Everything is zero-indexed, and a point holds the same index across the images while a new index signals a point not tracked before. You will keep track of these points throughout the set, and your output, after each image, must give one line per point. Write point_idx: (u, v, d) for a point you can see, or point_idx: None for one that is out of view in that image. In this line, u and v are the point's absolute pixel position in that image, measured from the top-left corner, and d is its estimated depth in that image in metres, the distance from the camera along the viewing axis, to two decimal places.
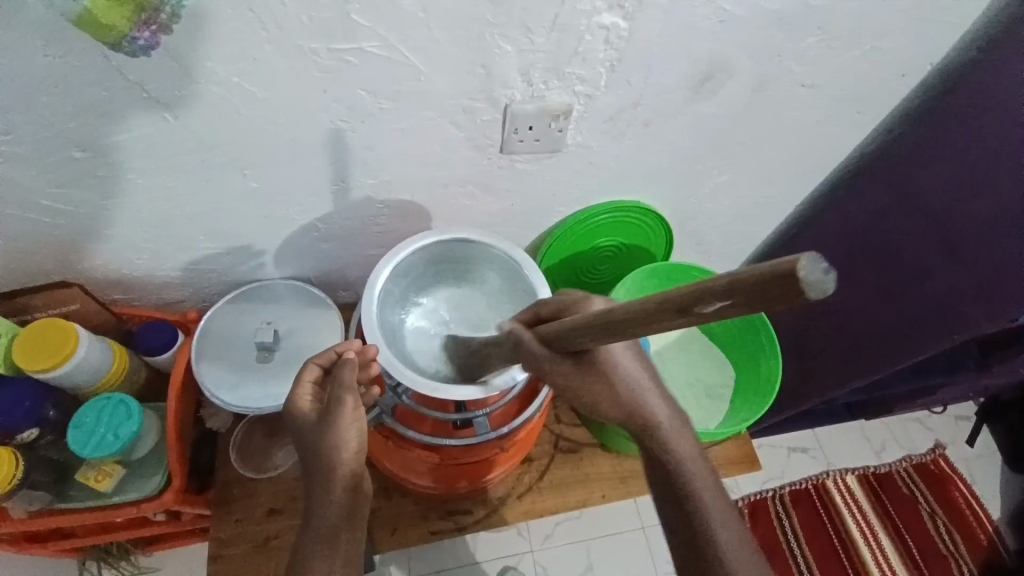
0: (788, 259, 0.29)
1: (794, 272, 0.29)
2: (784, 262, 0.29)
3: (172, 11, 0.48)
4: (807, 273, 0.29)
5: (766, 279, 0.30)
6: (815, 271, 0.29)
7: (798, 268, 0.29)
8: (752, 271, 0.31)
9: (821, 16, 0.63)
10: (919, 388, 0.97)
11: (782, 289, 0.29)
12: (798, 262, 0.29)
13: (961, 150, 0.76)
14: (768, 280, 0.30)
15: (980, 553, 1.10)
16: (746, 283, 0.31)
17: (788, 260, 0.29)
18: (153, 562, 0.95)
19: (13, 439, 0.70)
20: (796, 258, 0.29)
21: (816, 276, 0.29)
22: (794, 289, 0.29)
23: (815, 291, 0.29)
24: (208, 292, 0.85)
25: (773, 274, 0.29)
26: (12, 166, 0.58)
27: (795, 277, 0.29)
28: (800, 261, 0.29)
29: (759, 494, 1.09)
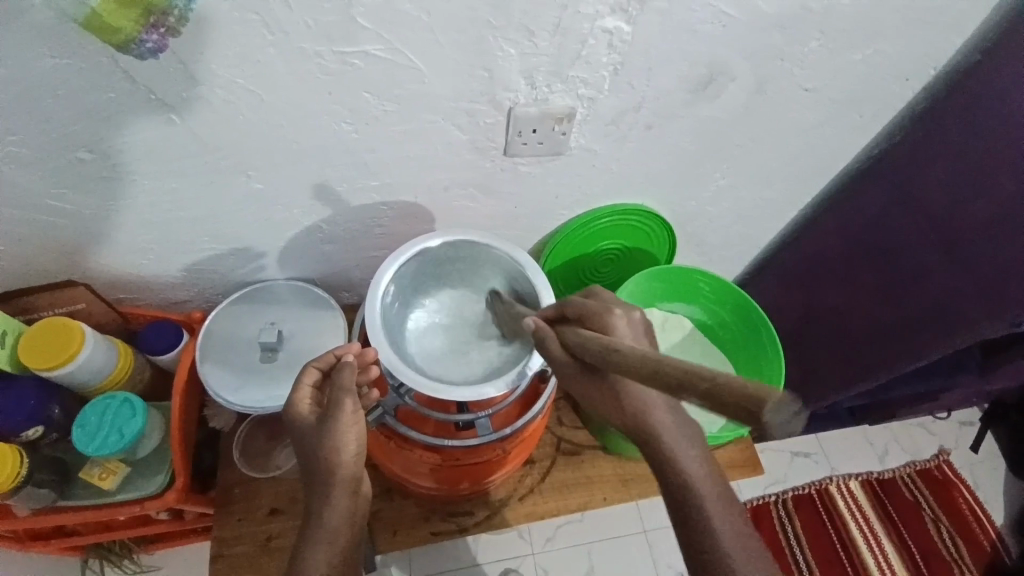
0: (765, 389, 0.29)
1: (762, 406, 0.29)
2: (760, 391, 0.29)
3: (179, 14, 0.49)
4: (774, 413, 0.29)
5: (735, 406, 0.30)
6: (781, 415, 0.29)
7: (767, 414, 0.29)
8: (731, 379, 0.31)
9: (822, 21, 0.63)
10: (923, 393, 0.97)
11: (746, 421, 0.30)
12: (767, 405, 0.29)
13: (965, 149, 0.74)
14: (734, 398, 0.30)
15: (981, 557, 1.12)
16: (719, 400, 0.31)
17: (760, 393, 0.29)
18: (155, 561, 0.96)
19: (17, 437, 0.71)
20: (765, 408, 0.29)
21: (783, 419, 0.29)
22: (758, 425, 0.29)
23: (780, 432, 0.29)
24: (211, 292, 0.86)
25: (743, 398, 0.29)
26: (19, 167, 0.59)
27: (761, 419, 0.29)
28: (773, 398, 0.29)
29: (761, 499, 1.09)
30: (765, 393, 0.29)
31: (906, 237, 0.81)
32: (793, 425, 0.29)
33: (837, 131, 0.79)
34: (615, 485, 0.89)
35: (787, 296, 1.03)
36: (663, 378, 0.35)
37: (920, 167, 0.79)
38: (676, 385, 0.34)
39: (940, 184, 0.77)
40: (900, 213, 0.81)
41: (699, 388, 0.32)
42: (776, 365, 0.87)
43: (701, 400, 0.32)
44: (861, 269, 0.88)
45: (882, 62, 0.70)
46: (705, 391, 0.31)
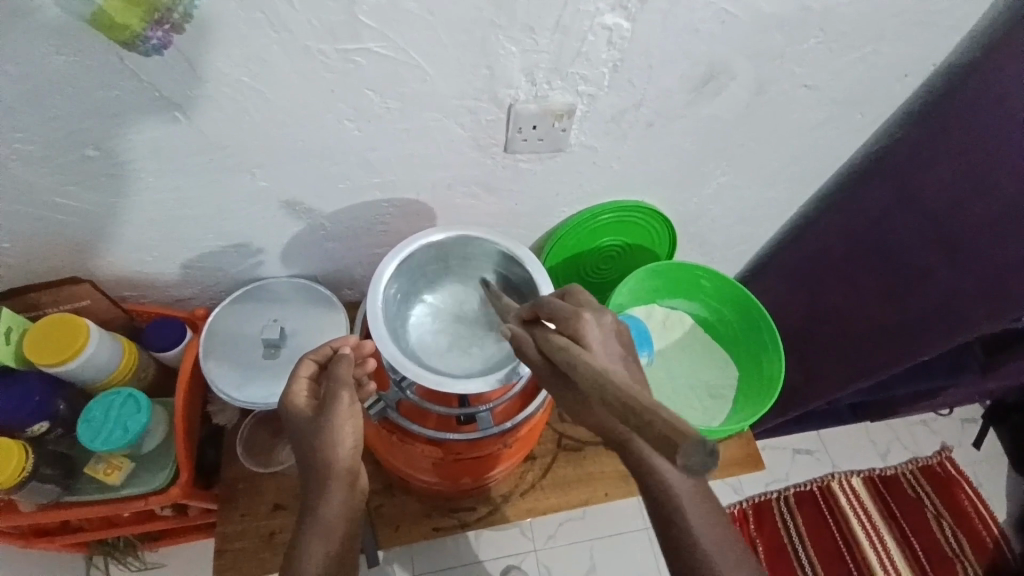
0: (678, 436, 0.28)
1: (677, 450, 0.28)
2: (677, 434, 0.29)
3: (185, 12, 0.49)
4: (688, 456, 0.28)
5: (660, 442, 0.30)
6: (697, 458, 0.28)
7: (681, 459, 0.28)
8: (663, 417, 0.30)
9: (822, 18, 0.63)
10: (924, 391, 0.97)
11: (668, 454, 0.29)
12: (679, 450, 0.28)
13: (961, 150, 0.75)
14: (663, 434, 0.29)
15: (985, 555, 1.12)
16: (650, 434, 0.31)
17: (681, 437, 0.28)
18: (158, 558, 0.96)
19: (23, 433, 0.72)
20: (679, 449, 0.28)
21: (697, 463, 0.28)
22: (678, 468, 0.29)
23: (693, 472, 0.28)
24: (215, 290, 0.86)
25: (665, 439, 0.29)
26: (25, 164, 0.59)
27: (675, 457, 0.28)
28: (686, 445, 0.28)
29: (764, 496, 1.06)
30: (684, 437, 0.28)
31: (904, 234, 0.81)
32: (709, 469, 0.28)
33: (837, 127, 0.80)
34: (617, 481, 0.89)
35: (787, 293, 1.03)
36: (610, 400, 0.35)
37: (920, 163, 0.79)
38: (619, 410, 0.34)
39: (940, 183, 0.77)
40: (900, 210, 0.82)
41: (634, 421, 0.32)
42: (778, 360, 0.87)
43: (640, 429, 0.32)
44: (860, 265, 0.88)
45: (882, 58, 0.71)
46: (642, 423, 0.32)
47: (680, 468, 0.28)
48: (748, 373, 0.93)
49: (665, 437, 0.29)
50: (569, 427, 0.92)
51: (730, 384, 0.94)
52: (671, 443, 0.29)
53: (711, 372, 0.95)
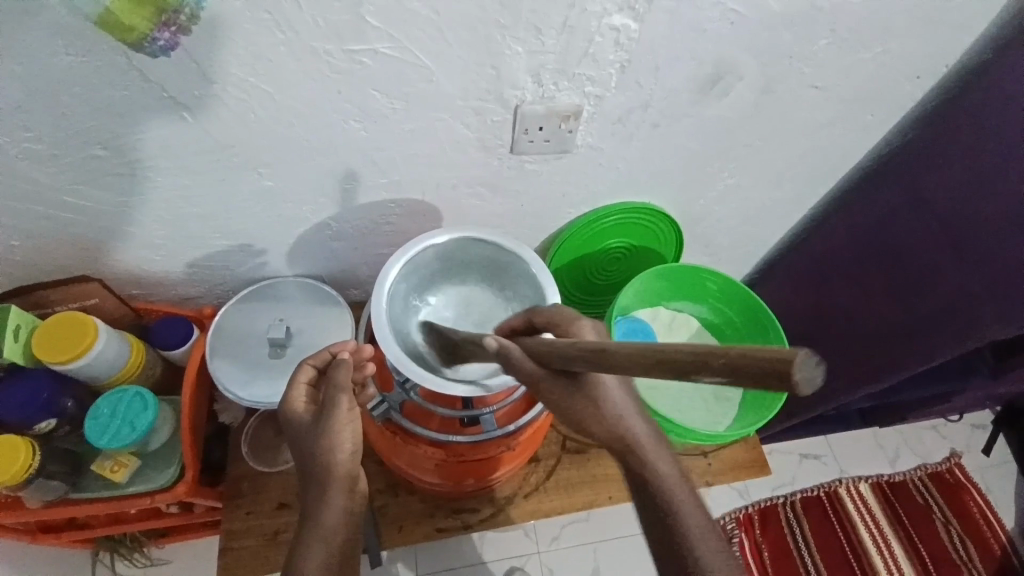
0: (789, 350, 0.29)
1: (789, 366, 0.29)
2: (782, 352, 0.29)
3: (192, 13, 0.49)
4: (803, 374, 0.29)
5: (757, 373, 0.30)
6: (808, 366, 0.29)
7: (795, 369, 0.29)
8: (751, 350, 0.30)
9: (832, 18, 0.63)
10: (934, 396, 0.96)
11: (769, 380, 0.29)
12: (796, 362, 0.29)
13: (975, 150, 0.74)
14: (761, 360, 0.30)
15: (993, 562, 1.08)
16: (741, 371, 0.30)
17: (788, 357, 0.29)
18: (165, 554, 0.97)
19: (30, 430, 0.72)
20: (793, 362, 0.29)
21: (809, 373, 0.29)
22: (787, 387, 0.29)
23: (805, 388, 0.29)
24: (221, 289, 0.87)
25: (774, 357, 0.29)
26: (33, 163, 0.60)
27: (789, 377, 0.29)
28: (798, 355, 0.29)
29: (769, 501, 1.09)
30: (791, 355, 0.29)
31: (913, 237, 0.81)
32: (816, 378, 0.29)
33: (847, 129, 0.79)
34: (622, 483, 0.89)
35: (796, 296, 1.03)
36: (667, 363, 0.34)
37: (927, 169, 0.79)
38: (690, 361, 0.33)
39: (951, 185, 0.76)
40: (911, 212, 0.81)
41: (716, 364, 0.31)
42: None
43: (718, 375, 0.32)
44: (870, 270, 0.87)
45: (893, 58, 0.70)
46: (726, 363, 0.31)
47: (796, 383, 0.29)
48: None
49: (765, 367, 0.29)
50: (574, 429, 0.92)
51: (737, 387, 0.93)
52: (777, 364, 0.29)
53: (718, 376, 0.94)
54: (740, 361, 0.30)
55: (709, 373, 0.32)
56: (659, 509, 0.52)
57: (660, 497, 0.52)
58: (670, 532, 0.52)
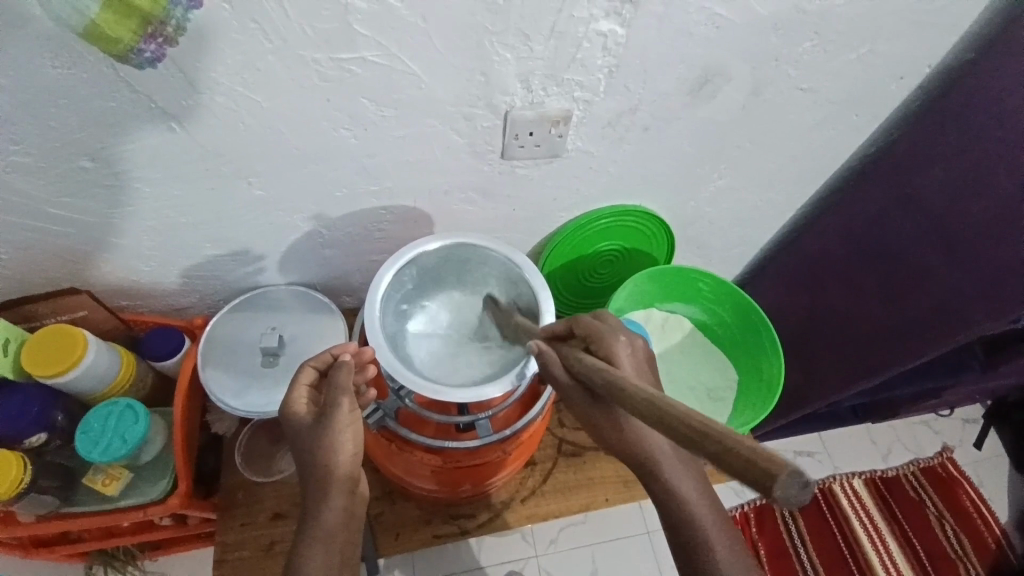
0: (774, 462, 0.28)
1: (771, 480, 0.28)
2: (769, 462, 0.29)
3: (179, 24, 0.49)
4: (787, 492, 0.28)
5: (746, 479, 0.29)
6: (794, 486, 0.28)
7: (777, 489, 0.28)
8: (745, 444, 0.30)
9: (817, 21, 0.63)
10: (924, 393, 0.97)
11: (754, 487, 0.29)
12: (778, 483, 0.28)
13: (960, 149, 0.75)
14: (749, 461, 0.29)
15: (986, 556, 1.11)
16: (732, 469, 0.30)
17: (774, 468, 0.28)
18: (157, 566, 0.95)
19: (20, 445, 0.71)
20: (775, 480, 0.28)
21: (793, 494, 0.28)
22: (767, 498, 0.29)
23: (789, 502, 0.28)
24: (213, 298, 0.86)
25: (756, 465, 0.29)
26: (19, 175, 0.59)
27: (771, 492, 0.28)
28: (782, 472, 0.28)
29: (764, 500, 1.08)
30: (777, 466, 0.28)
31: (901, 235, 0.81)
32: (803, 494, 0.28)
33: (834, 129, 0.80)
34: (618, 486, 0.90)
35: (787, 296, 1.03)
36: (669, 428, 0.35)
37: (917, 167, 0.79)
38: (688, 440, 0.33)
39: (937, 185, 0.77)
40: (900, 211, 0.81)
41: (709, 449, 0.32)
42: (777, 365, 0.87)
43: (711, 461, 0.32)
44: (860, 268, 0.88)
45: (878, 59, 0.71)
46: (717, 454, 0.31)
47: (772, 500, 0.28)
48: (748, 375, 0.93)
49: (750, 477, 0.29)
50: (569, 432, 0.92)
51: (731, 387, 0.94)
52: (762, 474, 0.29)
53: (712, 377, 0.95)
54: (730, 458, 0.30)
55: (705, 456, 0.32)
56: (682, 533, 0.51)
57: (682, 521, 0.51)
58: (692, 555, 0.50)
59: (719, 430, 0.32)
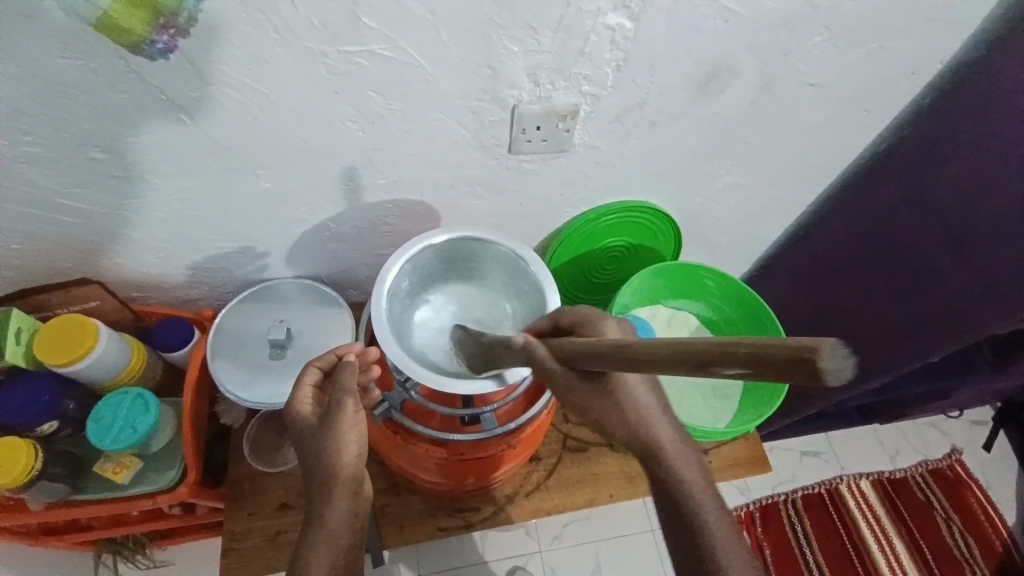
0: (814, 340, 0.28)
1: (816, 355, 0.27)
2: (806, 343, 0.28)
3: (190, 15, 0.50)
4: (834, 363, 0.27)
5: (788, 370, 0.28)
6: (838, 356, 0.28)
7: (825, 361, 0.27)
8: (775, 340, 0.30)
9: (826, 15, 0.63)
10: (933, 393, 0.96)
11: (798, 374, 0.28)
12: (823, 353, 0.27)
13: (971, 145, 0.75)
14: (786, 350, 0.29)
15: (993, 558, 1.10)
16: (769, 365, 0.29)
17: (813, 347, 0.28)
18: (167, 556, 0.97)
19: (32, 432, 0.72)
20: (821, 353, 0.27)
21: (839, 363, 0.27)
22: (818, 377, 0.27)
23: (836, 378, 0.28)
24: (222, 291, 0.87)
25: (796, 350, 0.28)
26: (33, 167, 0.60)
27: (817, 367, 0.27)
28: (824, 345, 0.28)
29: (770, 499, 1.06)
30: (817, 344, 0.28)
31: (909, 235, 0.81)
32: (847, 370, 0.28)
33: (843, 125, 0.79)
34: (622, 482, 0.90)
35: (796, 294, 1.03)
36: (691, 354, 0.33)
37: (928, 165, 0.79)
38: (715, 357, 0.32)
39: (949, 184, 0.76)
40: (909, 210, 0.81)
41: (744, 357, 0.30)
42: None
43: (744, 369, 0.31)
44: (870, 266, 0.88)
45: (888, 55, 0.70)
46: (753, 356, 0.30)
47: (822, 374, 0.27)
48: None
49: (795, 359, 0.28)
50: (573, 427, 0.93)
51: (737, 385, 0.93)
52: (808, 356, 0.28)
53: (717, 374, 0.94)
54: (770, 353, 0.29)
55: (736, 365, 0.31)
56: (681, 518, 0.53)
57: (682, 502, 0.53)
58: (693, 535, 0.53)
59: (741, 338, 0.31)
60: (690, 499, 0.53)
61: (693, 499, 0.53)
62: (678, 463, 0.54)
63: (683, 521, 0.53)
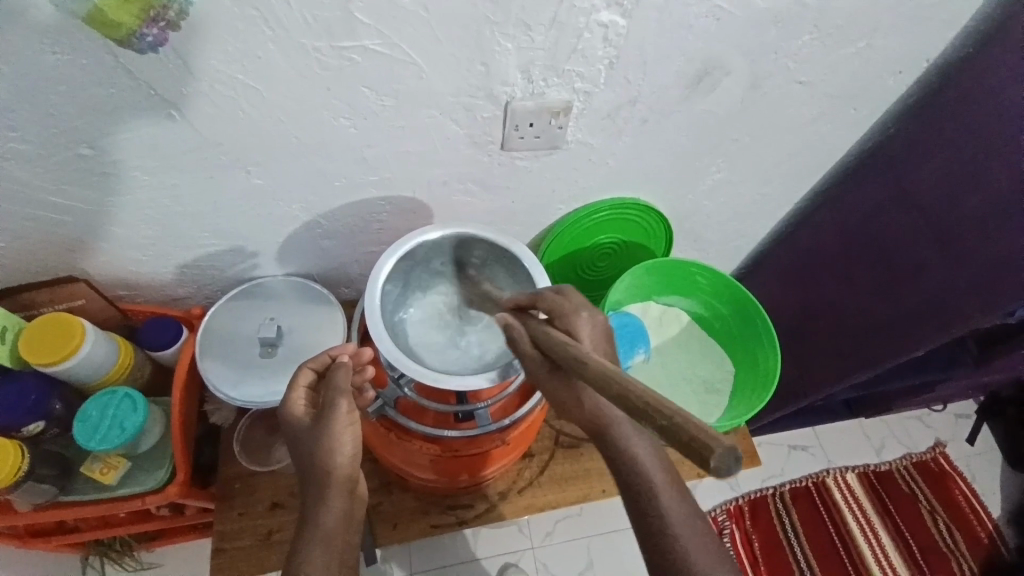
0: (710, 441, 0.31)
1: (707, 457, 0.31)
2: (708, 438, 0.31)
3: (180, 9, 0.49)
4: (719, 464, 0.30)
5: (685, 447, 0.32)
6: (727, 459, 0.31)
7: (714, 461, 0.30)
8: (686, 422, 0.33)
9: (816, 15, 0.64)
10: (918, 385, 0.98)
11: (694, 459, 0.32)
12: (711, 457, 0.30)
13: (955, 141, 0.75)
14: (689, 438, 0.32)
15: (980, 551, 1.12)
16: (675, 440, 0.33)
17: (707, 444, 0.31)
18: (155, 558, 0.95)
19: (18, 433, 0.71)
20: (712, 454, 0.31)
21: (727, 465, 0.30)
22: (704, 469, 0.31)
23: (724, 473, 0.31)
24: (211, 289, 0.86)
25: (695, 444, 0.31)
26: (16, 163, 0.59)
27: (707, 463, 0.31)
28: (716, 449, 0.31)
29: (759, 492, 1.06)
30: (714, 441, 0.31)
31: (897, 231, 0.82)
32: (735, 466, 0.31)
33: (831, 123, 0.80)
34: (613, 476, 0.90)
35: (783, 290, 1.04)
36: (625, 401, 0.37)
37: (911, 159, 0.80)
38: (636, 414, 0.36)
39: (932, 179, 0.78)
40: (897, 206, 0.82)
41: (658, 423, 0.34)
42: (774, 356, 0.87)
43: (658, 431, 0.34)
44: (857, 262, 0.89)
45: (876, 53, 0.71)
46: (663, 427, 0.33)
47: (709, 471, 0.31)
48: (743, 369, 0.93)
49: (692, 443, 0.31)
50: (565, 424, 0.93)
51: (726, 379, 0.94)
52: (700, 448, 0.31)
53: (708, 368, 0.95)
54: (677, 430, 0.33)
55: (653, 428, 0.35)
56: (648, 522, 0.49)
57: (640, 491, 0.49)
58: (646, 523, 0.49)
59: (665, 406, 0.35)
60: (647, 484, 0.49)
61: (654, 492, 0.49)
62: (636, 450, 0.51)
63: (639, 503, 0.49)
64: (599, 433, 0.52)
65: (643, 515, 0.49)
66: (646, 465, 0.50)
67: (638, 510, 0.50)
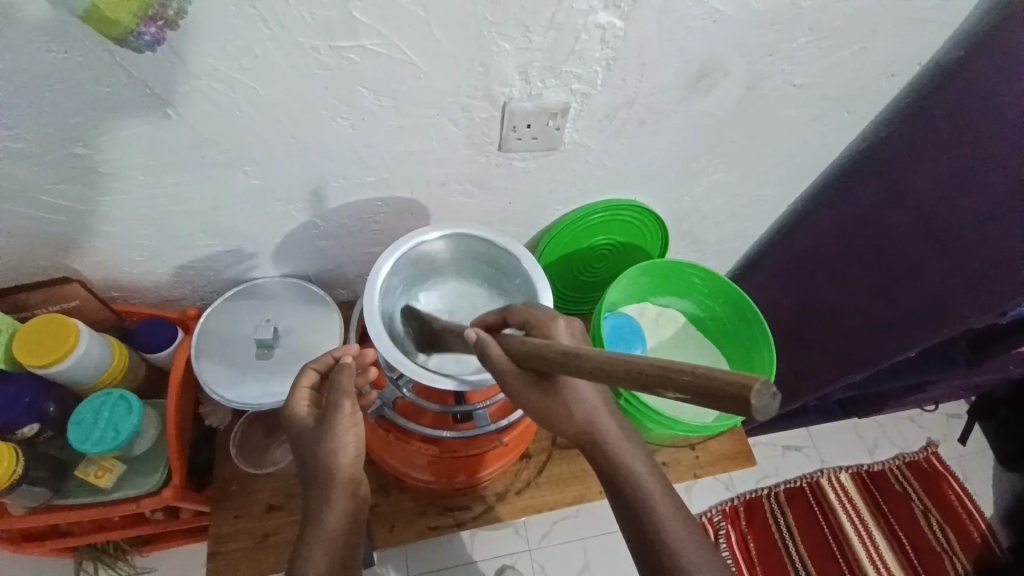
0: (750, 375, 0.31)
1: (748, 394, 0.31)
2: (743, 376, 0.31)
3: (180, 7, 0.49)
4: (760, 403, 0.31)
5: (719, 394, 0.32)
6: (766, 395, 0.31)
7: (755, 396, 0.30)
8: (711, 371, 0.33)
9: (810, 17, 0.65)
10: (911, 385, 0.99)
11: (731, 403, 0.32)
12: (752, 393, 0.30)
13: (951, 142, 0.76)
14: (720, 384, 0.32)
15: (973, 551, 1.13)
16: (704, 392, 0.32)
17: (745, 382, 0.31)
18: (148, 562, 0.96)
19: (13, 435, 0.71)
20: (752, 390, 0.30)
21: (767, 400, 0.31)
22: (744, 412, 0.31)
23: (763, 413, 0.31)
24: (206, 289, 0.86)
25: (732, 387, 0.31)
26: (12, 162, 0.59)
27: (748, 403, 0.31)
28: (757, 382, 0.31)
29: (755, 493, 1.09)
30: (752, 377, 0.31)
31: (892, 231, 0.83)
32: (774, 404, 0.31)
33: (825, 124, 0.81)
34: None
35: (778, 291, 1.05)
36: (637, 374, 0.36)
37: (907, 160, 0.81)
38: (653, 380, 0.35)
39: (927, 180, 0.78)
40: (891, 208, 0.83)
41: (680, 381, 0.34)
42: (768, 356, 0.88)
43: (681, 391, 0.34)
44: (851, 263, 0.90)
45: (869, 56, 0.72)
46: (689, 382, 0.33)
47: (752, 410, 0.31)
48: (738, 369, 0.94)
49: (726, 389, 0.31)
50: None
51: None
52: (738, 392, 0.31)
53: None
54: (707, 380, 0.32)
55: (674, 389, 0.34)
56: (640, 518, 0.56)
57: (636, 499, 0.56)
58: (641, 517, 0.56)
59: (683, 364, 0.34)
60: (639, 490, 0.56)
61: (643, 489, 0.56)
62: (625, 459, 0.57)
63: (631, 506, 0.56)
64: (590, 445, 0.58)
65: (634, 514, 0.56)
66: (634, 465, 0.57)
67: (635, 517, 0.56)
